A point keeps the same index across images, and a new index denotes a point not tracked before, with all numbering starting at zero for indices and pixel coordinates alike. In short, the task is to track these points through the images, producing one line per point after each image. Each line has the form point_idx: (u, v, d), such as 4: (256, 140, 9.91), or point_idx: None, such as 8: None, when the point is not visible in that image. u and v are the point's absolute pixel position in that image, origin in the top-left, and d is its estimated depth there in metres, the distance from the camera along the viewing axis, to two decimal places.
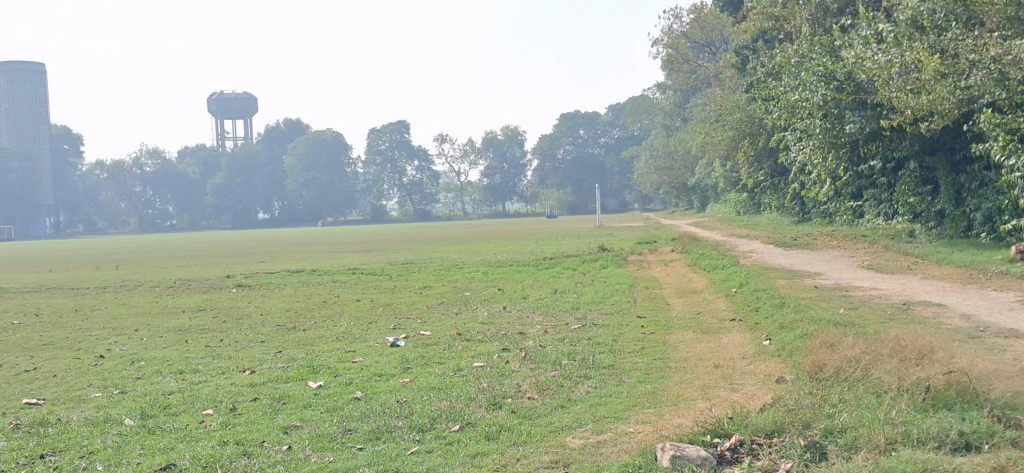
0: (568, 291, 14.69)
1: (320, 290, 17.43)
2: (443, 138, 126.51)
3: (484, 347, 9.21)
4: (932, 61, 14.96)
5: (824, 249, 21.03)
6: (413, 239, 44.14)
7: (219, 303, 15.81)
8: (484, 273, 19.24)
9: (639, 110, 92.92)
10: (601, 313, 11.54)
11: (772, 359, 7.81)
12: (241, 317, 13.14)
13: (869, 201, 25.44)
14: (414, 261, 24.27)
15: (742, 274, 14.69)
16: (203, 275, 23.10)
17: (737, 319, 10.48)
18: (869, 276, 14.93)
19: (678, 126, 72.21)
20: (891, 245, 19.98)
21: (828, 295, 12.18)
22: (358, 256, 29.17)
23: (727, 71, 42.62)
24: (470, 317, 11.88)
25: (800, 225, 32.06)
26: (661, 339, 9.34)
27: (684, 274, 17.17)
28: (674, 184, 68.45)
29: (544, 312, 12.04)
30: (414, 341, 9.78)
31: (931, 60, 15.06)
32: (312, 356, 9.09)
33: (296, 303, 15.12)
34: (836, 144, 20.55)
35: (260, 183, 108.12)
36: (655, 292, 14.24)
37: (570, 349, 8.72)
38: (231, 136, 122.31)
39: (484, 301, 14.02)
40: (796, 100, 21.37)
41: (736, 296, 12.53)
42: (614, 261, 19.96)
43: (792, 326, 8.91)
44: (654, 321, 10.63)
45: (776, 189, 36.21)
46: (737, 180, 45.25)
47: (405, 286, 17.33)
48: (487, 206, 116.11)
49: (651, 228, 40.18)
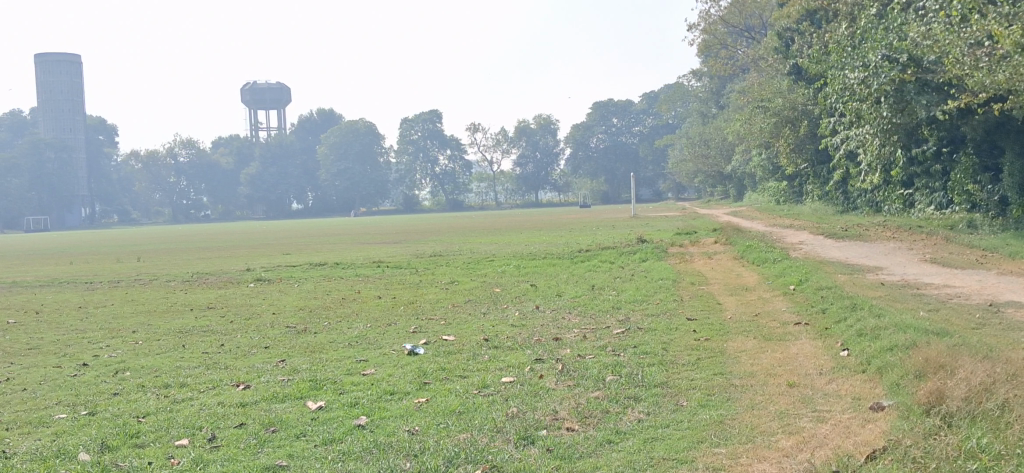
0: (607, 288, 13.45)
1: (339, 286, 16.30)
2: (475, 126, 125.25)
3: (513, 356, 8.00)
4: (1011, 33, 13.51)
5: (881, 240, 19.60)
6: (443, 229, 43.12)
7: (233, 300, 14.75)
8: (516, 267, 18.03)
9: (675, 98, 91.27)
10: (646, 314, 10.29)
11: (857, 376, 6.54)
12: (250, 317, 12.04)
13: (921, 189, 23.95)
14: (442, 253, 23.13)
15: (798, 269, 13.33)
16: (222, 268, 22.11)
17: (802, 323, 9.20)
18: (938, 271, 13.54)
19: (714, 113, 70.42)
20: (954, 236, 18.50)
21: (901, 294, 10.84)
22: (386, 248, 28.03)
23: (767, 55, 41.06)
24: (498, 318, 10.68)
25: (846, 215, 30.60)
26: (717, 347, 8.10)
27: (731, 268, 15.90)
28: (710, 172, 66.88)
29: (581, 313, 10.79)
30: (434, 349, 8.60)
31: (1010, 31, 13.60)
32: (317, 367, 7.96)
33: (311, 301, 14.01)
34: (897, 128, 19.11)
35: (292, 172, 107.76)
36: (704, 289, 12.92)
37: (614, 361, 7.49)
38: (264, 126, 122.01)
39: (515, 298, 12.84)
40: (848, 81, 19.97)
41: (795, 296, 11.20)
42: (655, 253, 18.66)
43: (873, 334, 7.63)
44: (709, 325, 9.36)
45: (820, 177, 34.63)
46: (778, 168, 43.59)
47: (431, 281, 16.14)
48: (520, 195, 114.83)
49: (688, 219, 38.64)
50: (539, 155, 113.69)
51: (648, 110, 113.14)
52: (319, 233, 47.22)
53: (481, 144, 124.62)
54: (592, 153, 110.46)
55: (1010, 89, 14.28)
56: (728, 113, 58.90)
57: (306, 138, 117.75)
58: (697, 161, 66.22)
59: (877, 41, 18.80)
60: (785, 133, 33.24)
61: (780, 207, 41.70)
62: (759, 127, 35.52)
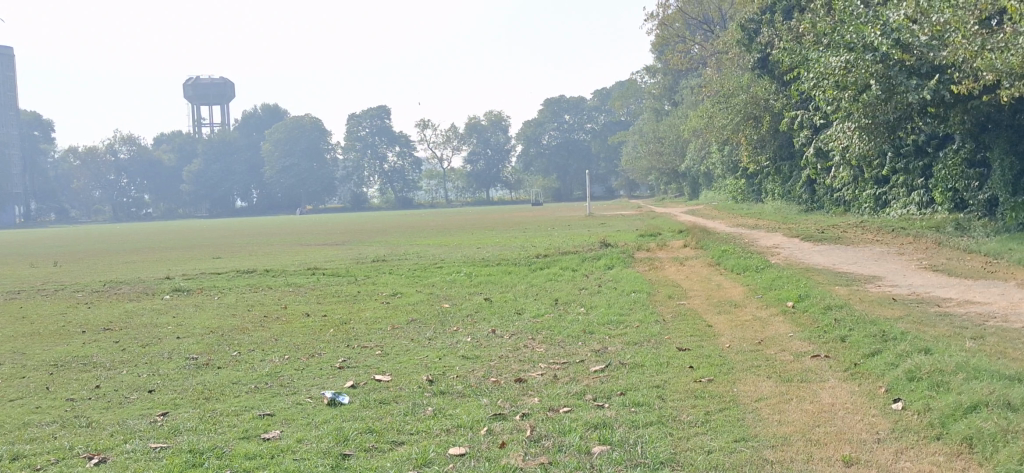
0: (574, 303, 11.62)
1: (265, 299, 14.18)
2: (426, 123, 122.86)
3: (464, 410, 6.09)
4: None
5: (863, 243, 18.10)
6: (391, 230, 40.87)
7: (137, 318, 12.57)
8: (466, 276, 16.09)
9: (629, 95, 89.94)
10: (625, 342, 8.45)
11: (933, 450, 4.81)
12: (146, 344, 9.92)
13: (899, 187, 22.65)
14: (386, 258, 21.02)
15: (792, 280, 11.63)
16: (138, 276, 19.80)
17: (821, 355, 7.49)
18: (950, 281, 11.97)
19: (668, 110, 69.11)
20: (946, 239, 17.02)
21: (922, 314, 9.18)
22: (328, 251, 25.80)
23: (725, 49, 39.66)
24: (446, 347, 8.76)
25: (811, 214, 29.27)
26: (726, 394, 6.32)
27: (708, 276, 14.20)
28: (664, 170, 65.35)
29: (546, 339, 8.95)
30: (363, 396, 6.67)
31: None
32: (206, 429, 5.97)
33: (228, 320, 11.90)
34: (880, 118, 17.71)
35: (237, 169, 104.69)
36: (685, 305, 11.12)
37: (600, 419, 5.66)
38: (208, 122, 118.46)
39: (467, 317, 10.95)
40: (825, 68, 18.58)
41: (799, 315, 9.50)
42: (621, 260, 16.86)
43: (929, 380, 5.92)
44: (708, 359, 7.56)
45: (783, 175, 33.24)
46: (735, 166, 42.24)
47: (371, 293, 14.16)
48: (471, 193, 112.70)
49: (646, 218, 37.05)
50: (491, 152, 111.71)
51: (600, 108, 112.17)
52: (261, 232, 44.66)
53: (430, 141, 122.19)
54: (544, 149, 109.06)
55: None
56: (684, 110, 57.60)
57: (252, 135, 114.69)
58: (651, 158, 64.80)
59: (861, 26, 17.38)
60: (746, 130, 31.77)
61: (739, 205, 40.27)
62: (718, 122, 34.03)
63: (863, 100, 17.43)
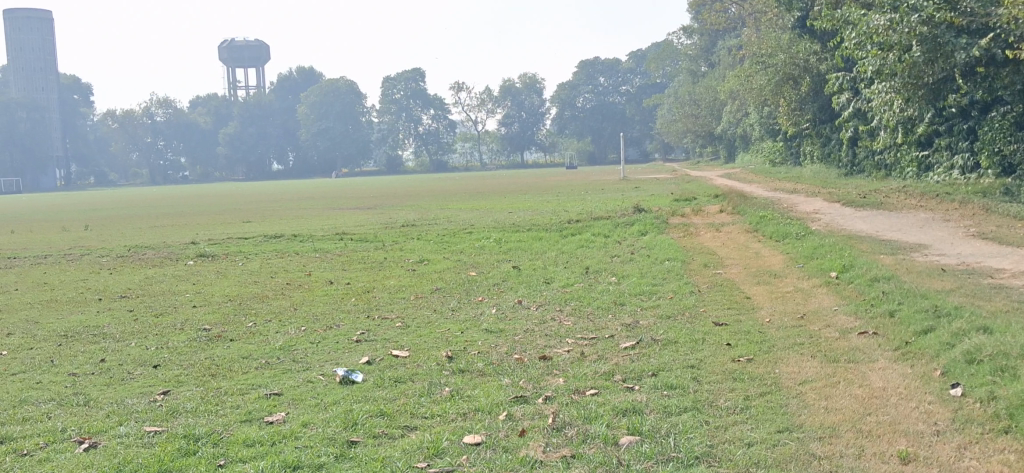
0: (604, 272, 11.16)
1: (288, 266, 13.87)
2: (459, 85, 122.07)
3: (483, 391, 5.67)
4: None
5: (907, 209, 17.36)
6: (424, 193, 40.54)
7: (157, 285, 12.28)
8: (495, 242, 15.66)
9: (665, 57, 88.69)
10: (658, 316, 7.97)
11: (1000, 448, 4.31)
12: (161, 314, 9.61)
13: (943, 150, 21.85)
14: (416, 223, 20.65)
15: (834, 250, 11.07)
16: (166, 241, 19.60)
17: (869, 332, 6.97)
18: (1002, 250, 11.35)
19: (705, 72, 67.83)
20: (995, 205, 16.28)
21: (976, 286, 8.62)
22: (358, 215, 25.49)
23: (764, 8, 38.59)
24: (469, 319, 8.33)
25: (852, 178, 28.45)
26: (767, 376, 5.84)
27: (746, 243, 13.65)
28: (700, 133, 64.28)
29: (574, 311, 8.51)
30: (377, 374, 6.27)
31: None
32: (207, 410, 5.61)
33: (248, 287, 11.57)
34: (926, 79, 16.92)
35: (272, 132, 104.84)
36: (722, 275, 10.61)
37: (628, 404, 5.20)
38: (243, 85, 118.61)
39: (493, 286, 10.53)
40: (869, 27, 17.75)
41: (842, 287, 8.98)
42: (656, 226, 16.32)
43: (990, 364, 5.40)
44: (747, 336, 7.06)
45: (823, 137, 32.35)
46: (773, 128, 41.30)
47: (396, 260, 13.79)
48: (505, 156, 112.11)
49: (681, 182, 36.36)
50: (524, 115, 110.88)
51: (635, 70, 110.82)
52: (292, 195, 44.46)
53: (464, 103, 121.50)
54: (578, 112, 108.08)
55: None
56: (721, 72, 56.50)
57: (287, 98, 114.66)
58: (687, 120, 63.76)
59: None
60: (786, 92, 30.88)
61: (776, 169, 39.42)
62: (757, 84, 33.13)
63: (907, 61, 16.64)
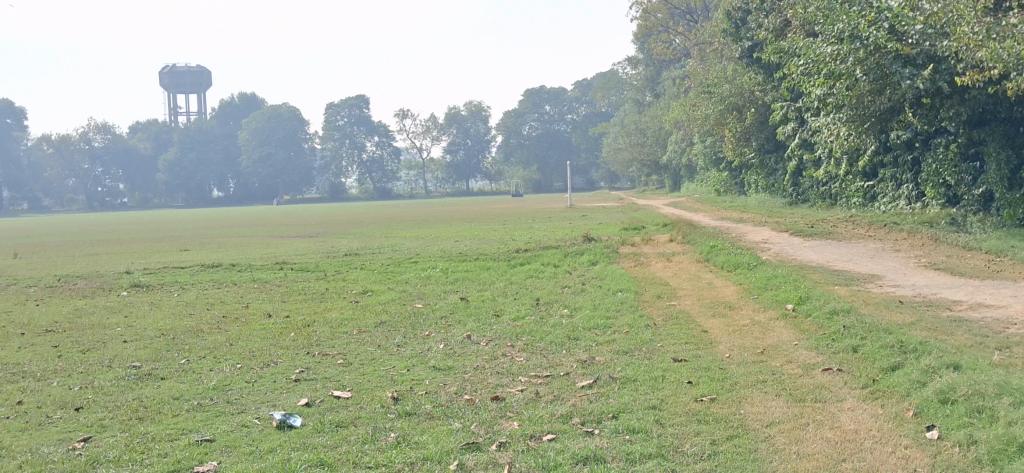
0: (556, 305, 10.82)
1: (226, 297, 13.29)
2: (405, 113, 121.54)
3: (432, 437, 5.26)
4: None
5: (855, 239, 17.35)
6: (368, 221, 39.90)
7: (85, 318, 11.63)
8: (442, 272, 15.25)
9: (611, 86, 89.33)
10: (614, 351, 7.64)
11: None
12: (85, 350, 9.00)
13: (888, 181, 22.00)
14: (360, 252, 20.10)
15: (789, 281, 10.88)
16: (98, 270, 18.79)
17: (834, 370, 6.71)
18: (956, 282, 11.26)
19: (650, 102, 68.28)
20: (942, 235, 16.32)
21: (936, 320, 8.45)
22: (300, 244, 24.82)
23: (709, 39, 38.89)
24: (416, 356, 7.92)
25: (797, 207, 28.59)
26: (733, 418, 5.52)
27: (697, 274, 13.43)
28: (646, 162, 64.57)
29: (527, 347, 8.13)
30: (317, 418, 5.83)
31: None
32: (130, 461, 5.13)
33: (182, 320, 10.98)
34: (873, 110, 16.97)
35: (213, 158, 103.15)
36: (676, 307, 10.33)
37: (590, 451, 4.84)
38: (185, 111, 116.73)
39: (441, 319, 10.11)
40: (815, 57, 17.77)
41: (801, 320, 8.74)
42: (605, 256, 16.06)
43: (968, 407, 5.15)
44: (708, 373, 6.76)
45: (768, 167, 32.53)
46: (718, 158, 41.55)
47: (340, 291, 13.30)
48: (450, 184, 111.87)
49: (627, 211, 36.29)
50: (470, 143, 110.74)
51: (580, 99, 111.60)
52: (233, 223, 43.45)
53: (409, 131, 120.99)
54: (524, 140, 108.20)
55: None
56: (665, 102, 56.87)
57: (229, 124, 113.04)
58: (632, 149, 64.01)
59: (851, 13, 16.55)
60: (731, 122, 31.04)
61: (721, 198, 39.63)
62: (702, 114, 33.25)
63: (855, 91, 16.65)
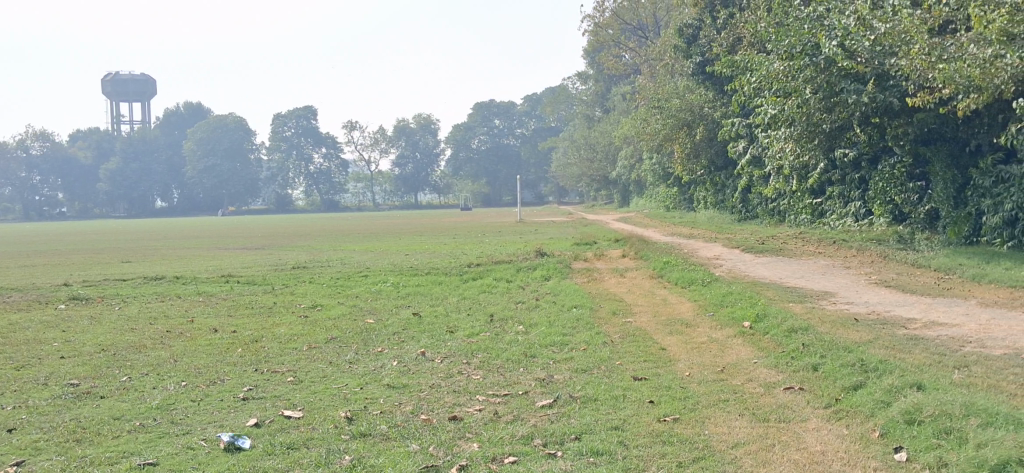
0: (511, 320, 10.65)
1: (169, 311, 12.89)
2: (353, 125, 120.73)
3: (390, 460, 5.05)
4: (1001, 16, 11.52)
5: (805, 256, 17.48)
6: (316, 234, 39.39)
7: (20, 332, 11.17)
8: (393, 286, 15.00)
9: (561, 100, 89.74)
10: (573, 370, 7.49)
11: None
12: (21, 366, 8.61)
13: (835, 198, 22.27)
14: (308, 266, 19.72)
15: (744, 297, 10.85)
16: (35, 282, 18.17)
17: (795, 389, 6.63)
18: (907, 299, 11.34)
19: (599, 117, 68.64)
20: (890, 252, 16.51)
21: (892, 337, 8.45)
22: (247, 256, 24.34)
23: (660, 56, 39.14)
24: (369, 373, 7.69)
25: (745, 224, 28.84)
26: (698, 439, 5.40)
27: (651, 290, 13.38)
28: (595, 177, 64.82)
29: (483, 364, 7.95)
30: (268, 440, 5.58)
31: (999, 13, 11.58)
32: None
33: (123, 335, 10.58)
34: (822, 127, 17.13)
35: (157, 168, 101.35)
36: (632, 324, 10.22)
37: None
38: (128, 119, 114.62)
39: (393, 335, 9.88)
40: (766, 75, 17.91)
41: (758, 338, 8.69)
42: (559, 271, 15.94)
43: (935, 427, 5.09)
44: (669, 392, 6.64)
45: (717, 183, 32.78)
46: (667, 173, 41.82)
47: (288, 305, 12.98)
48: (398, 197, 111.37)
49: (578, 226, 36.32)
50: (419, 156, 110.37)
51: (530, 113, 111.98)
52: (177, 235, 42.63)
53: (358, 143, 120.21)
54: (473, 154, 108.14)
55: (977, 88, 12.44)
56: (615, 118, 57.18)
57: (173, 133, 111.24)
58: (582, 164, 64.23)
59: (802, 31, 16.70)
60: (681, 139, 31.26)
61: (670, 214, 39.86)
62: (652, 130, 33.42)
63: (804, 109, 16.80)
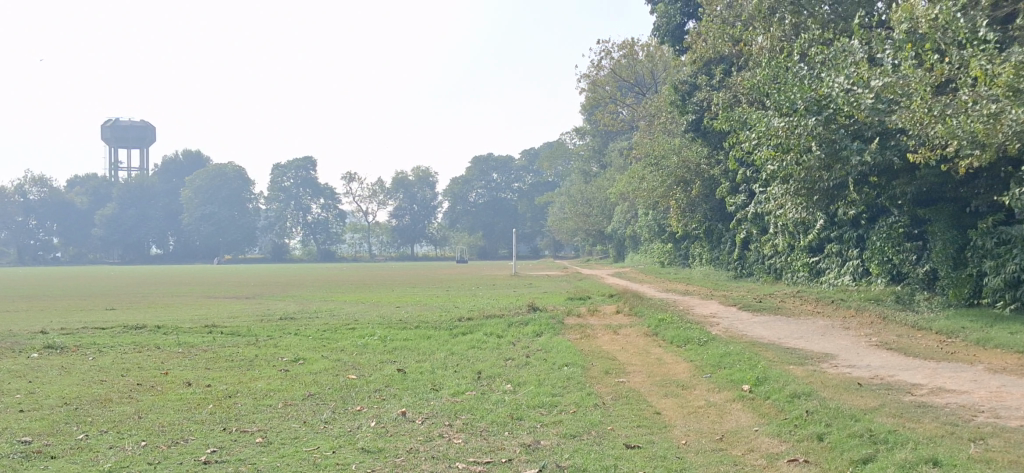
0: (498, 379, 10.15)
1: (144, 362, 12.36)
2: (351, 176, 120.76)
3: None
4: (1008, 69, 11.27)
5: (803, 315, 17.00)
6: (308, 284, 38.92)
7: None
8: (380, 340, 14.48)
9: (558, 155, 89.69)
10: (561, 435, 7.01)
11: None
12: None
13: (833, 257, 21.86)
14: (294, 316, 19.17)
15: (742, 359, 10.37)
16: (14, 329, 17.63)
17: (799, 461, 6.16)
18: (911, 363, 10.87)
19: (596, 172, 68.66)
20: (891, 313, 16.06)
21: (898, 404, 8.00)
22: (235, 305, 23.80)
23: (656, 112, 39.03)
24: (344, 435, 7.21)
25: (742, 281, 28.43)
26: None
27: (646, 349, 12.89)
28: (591, 232, 64.61)
29: (466, 427, 7.47)
30: None
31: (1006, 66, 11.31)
32: None
33: (90, 388, 10.06)
34: (821, 184, 16.77)
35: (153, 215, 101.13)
36: (625, 384, 9.74)
37: None
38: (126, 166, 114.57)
39: (374, 393, 9.37)
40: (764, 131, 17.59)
41: (759, 403, 8.21)
42: (551, 326, 15.46)
43: None
44: (664, 463, 6.15)
45: (713, 240, 32.41)
46: (662, 229, 41.50)
47: (269, 358, 12.46)
48: (394, 248, 110.92)
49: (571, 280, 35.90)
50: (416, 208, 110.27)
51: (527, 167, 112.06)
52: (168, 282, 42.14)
53: (355, 194, 120.19)
54: (471, 207, 108.10)
55: (982, 145, 12.10)
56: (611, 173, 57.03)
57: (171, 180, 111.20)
58: (578, 219, 63.97)
59: (801, 87, 16.43)
60: (677, 194, 31.04)
61: (665, 269, 39.46)
62: (648, 184, 33.17)
63: (802, 166, 16.45)
